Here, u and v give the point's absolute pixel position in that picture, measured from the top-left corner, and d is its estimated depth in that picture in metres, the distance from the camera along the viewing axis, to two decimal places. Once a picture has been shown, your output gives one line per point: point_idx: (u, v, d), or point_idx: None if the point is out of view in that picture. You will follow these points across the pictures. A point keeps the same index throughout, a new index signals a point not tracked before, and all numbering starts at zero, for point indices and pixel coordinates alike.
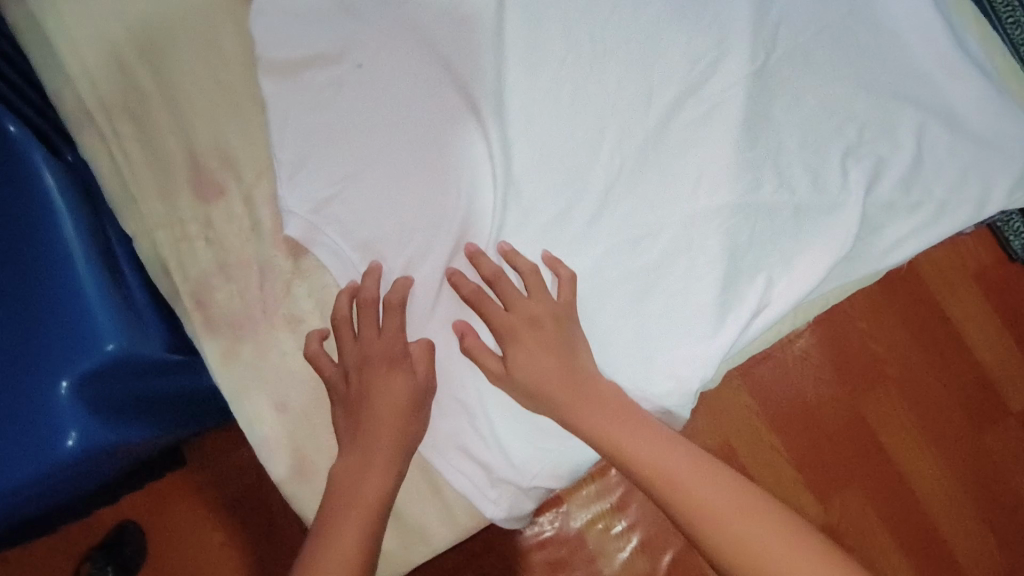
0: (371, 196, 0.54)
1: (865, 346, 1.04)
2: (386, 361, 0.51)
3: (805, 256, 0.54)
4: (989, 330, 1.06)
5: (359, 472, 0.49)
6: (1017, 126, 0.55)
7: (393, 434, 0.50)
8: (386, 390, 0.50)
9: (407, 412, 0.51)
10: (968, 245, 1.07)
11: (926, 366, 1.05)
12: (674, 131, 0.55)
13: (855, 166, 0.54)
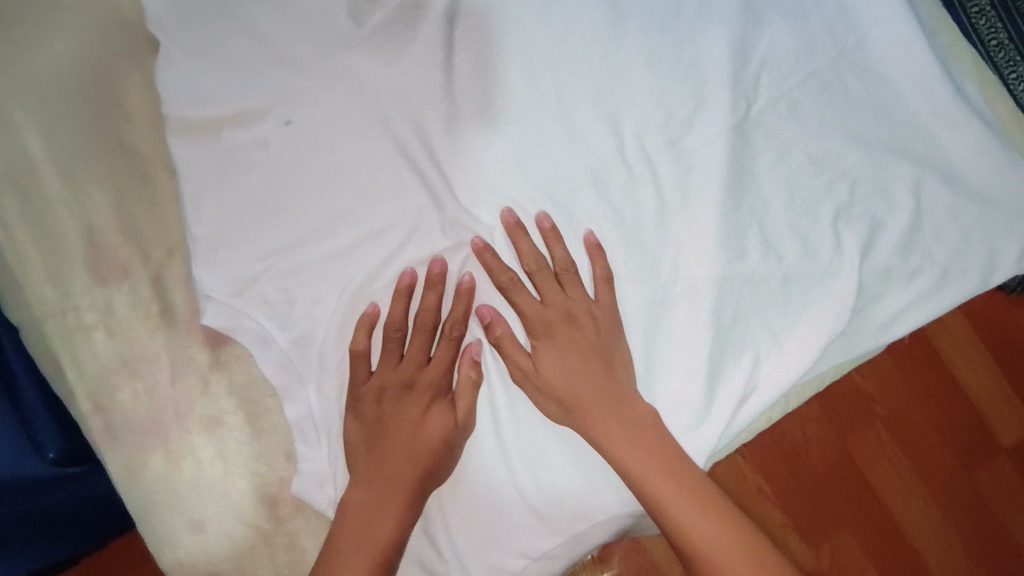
0: (304, 275, 0.47)
1: (851, 381, 0.96)
2: (428, 396, 0.46)
3: (797, 332, 0.48)
4: (980, 360, 0.96)
5: (368, 514, 0.43)
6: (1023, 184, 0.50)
7: (412, 478, 0.45)
8: (422, 425, 0.45)
9: (433, 455, 0.45)
10: None
11: (916, 402, 0.95)
12: (648, 193, 0.49)
13: (848, 229, 0.49)
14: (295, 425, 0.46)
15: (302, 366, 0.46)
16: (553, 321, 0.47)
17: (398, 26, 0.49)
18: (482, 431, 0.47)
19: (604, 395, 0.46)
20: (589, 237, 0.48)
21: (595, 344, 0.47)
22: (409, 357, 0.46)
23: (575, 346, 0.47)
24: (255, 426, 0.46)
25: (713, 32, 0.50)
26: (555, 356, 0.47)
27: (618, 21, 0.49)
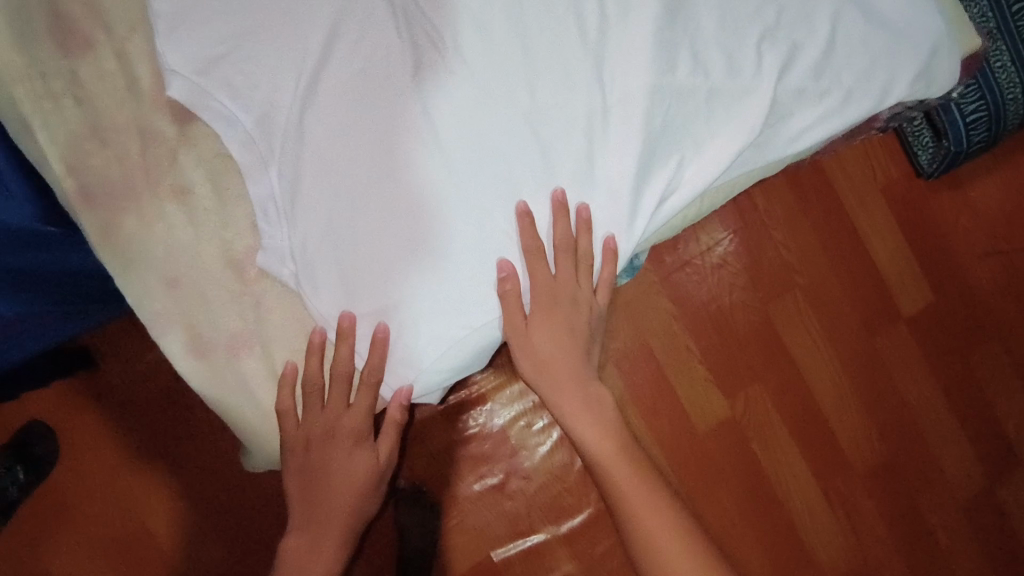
0: (263, 58, 0.49)
1: (778, 254, 1.10)
2: (352, 440, 0.54)
3: (716, 140, 0.54)
4: (890, 239, 1.12)
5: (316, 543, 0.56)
6: (925, 18, 0.55)
7: (347, 503, 0.56)
8: (351, 463, 0.55)
9: (364, 482, 0.56)
10: (879, 157, 1.12)
11: (833, 277, 1.11)
12: (593, 6, 0.52)
13: (771, 50, 0.53)
14: (256, 202, 0.50)
15: (263, 144, 0.50)
16: (493, 131, 0.51)
17: None
18: (432, 211, 0.50)
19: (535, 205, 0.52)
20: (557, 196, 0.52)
21: (529, 157, 0.52)
22: (334, 405, 0.53)
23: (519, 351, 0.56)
24: (221, 198, 0.50)
25: None
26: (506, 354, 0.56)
27: None
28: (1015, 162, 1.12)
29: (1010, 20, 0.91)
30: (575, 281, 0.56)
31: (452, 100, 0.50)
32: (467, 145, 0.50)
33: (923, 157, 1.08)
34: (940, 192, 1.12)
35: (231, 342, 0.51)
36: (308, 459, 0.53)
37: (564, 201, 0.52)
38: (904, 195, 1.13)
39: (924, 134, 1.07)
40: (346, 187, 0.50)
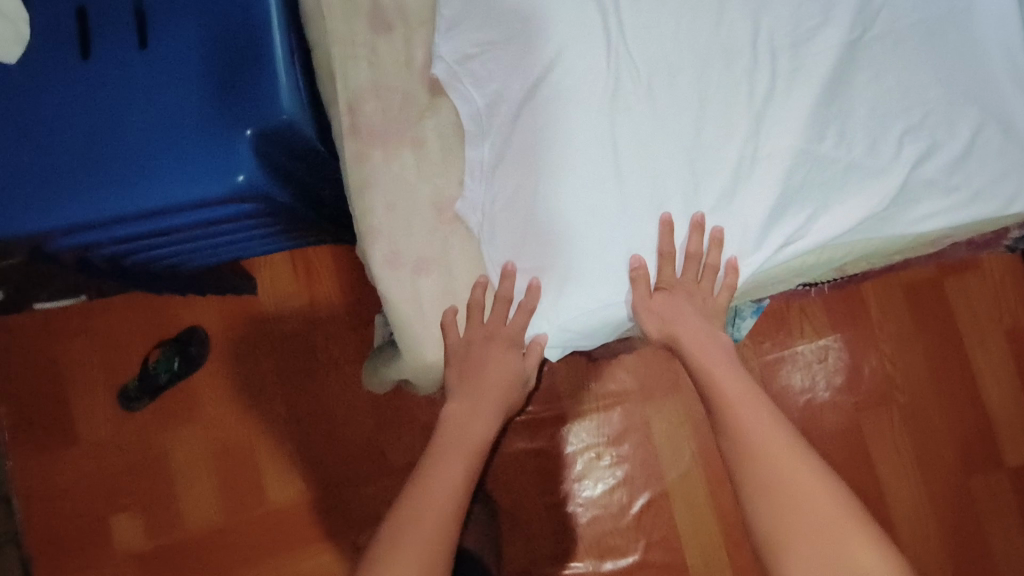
0: (503, 60, 0.64)
1: (882, 367, 1.14)
2: (504, 347, 0.65)
3: (845, 204, 0.64)
4: (1004, 385, 1.14)
5: (466, 424, 0.66)
6: None
7: (494, 397, 0.66)
8: (500, 364, 0.65)
9: (507, 385, 0.67)
10: (1009, 301, 1.15)
11: (934, 405, 1.13)
12: (766, 78, 0.65)
13: (911, 143, 0.63)
14: (467, 164, 0.65)
15: (485, 122, 0.65)
16: (659, 153, 0.64)
17: None
18: (597, 202, 0.62)
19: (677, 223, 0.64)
20: (696, 218, 0.63)
21: (685, 181, 0.64)
22: (493, 318, 0.64)
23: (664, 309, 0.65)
24: (443, 154, 0.66)
25: None
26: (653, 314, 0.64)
27: None
28: None
29: None
30: (694, 284, 0.66)
31: (634, 123, 0.64)
32: (637, 157, 0.64)
33: None
34: None
35: (418, 263, 0.64)
36: (466, 362, 0.65)
37: (701, 223, 0.63)
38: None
39: None
40: (536, 167, 0.63)
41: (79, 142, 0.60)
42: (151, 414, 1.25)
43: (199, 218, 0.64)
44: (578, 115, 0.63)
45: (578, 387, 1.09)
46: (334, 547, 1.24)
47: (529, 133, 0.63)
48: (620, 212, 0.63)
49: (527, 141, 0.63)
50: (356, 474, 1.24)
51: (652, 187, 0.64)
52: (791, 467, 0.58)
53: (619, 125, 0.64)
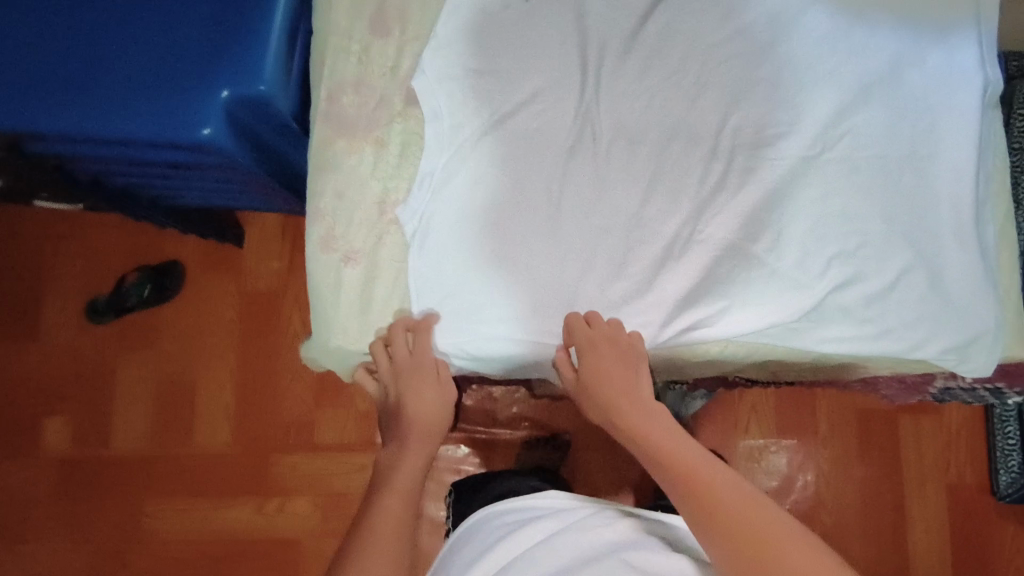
0: (479, 90, 0.68)
1: (814, 485, 1.13)
2: (419, 375, 0.67)
3: (760, 309, 0.65)
4: (934, 538, 1.12)
5: (398, 456, 0.66)
6: (984, 309, 0.63)
7: (424, 430, 0.68)
8: (420, 395, 0.67)
9: (432, 419, 0.68)
10: (959, 456, 1.14)
11: (857, 537, 1.12)
12: (722, 170, 0.67)
13: (838, 268, 0.65)
14: (419, 175, 0.68)
15: (445, 139, 0.68)
16: (598, 211, 0.67)
17: None
18: (524, 239, 0.67)
19: (600, 282, 0.66)
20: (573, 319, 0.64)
21: (620, 244, 0.67)
22: (416, 350, 0.66)
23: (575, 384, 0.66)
24: (401, 159, 0.69)
25: (822, 91, 0.67)
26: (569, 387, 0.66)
27: (771, 49, 0.68)
28: None
29: None
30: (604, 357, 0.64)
31: (582, 179, 0.67)
32: (575, 210, 0.67)
33: (1003, 478, 1.09)
34: (1002, 521, 1.12)
35: (351, 253, 0.67)
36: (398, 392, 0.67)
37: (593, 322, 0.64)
38: (968, 504, 1.13)
39: (1013, 457, 1.08)
40: (480, 193, 0.67)
41: (73, 64, 0.65)
42: (113, 333, 1.30)
43: (162, 157, 0.68)
44: (532, 155, 0.67)
45: (514, 416, 1.11)
46: (241, 505, 1.26)
47: (481, 162, 0.67)
48: (545, 256, 0.67)
49: (478, 168, 0.67)
50: (283, 442, 1.27)
51: (582, 242, 0.67)
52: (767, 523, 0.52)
53: (565, 175, 0.67)
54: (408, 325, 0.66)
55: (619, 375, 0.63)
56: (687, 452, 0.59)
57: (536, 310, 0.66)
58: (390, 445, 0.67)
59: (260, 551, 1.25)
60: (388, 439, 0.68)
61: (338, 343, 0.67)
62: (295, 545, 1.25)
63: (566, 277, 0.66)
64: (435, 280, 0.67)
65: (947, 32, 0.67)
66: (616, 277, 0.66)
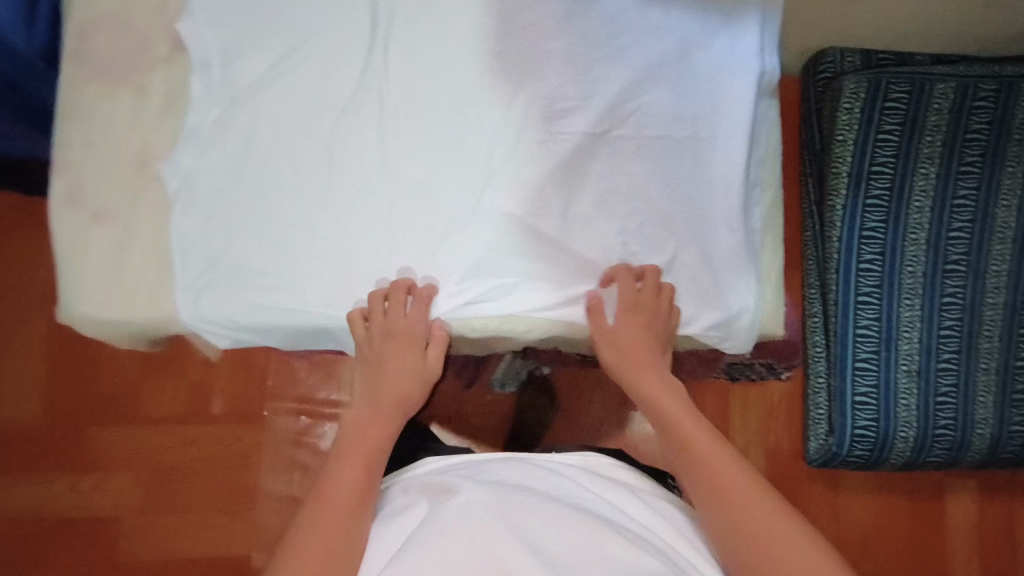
0: (255, 40, 0.63)
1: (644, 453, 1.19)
2: (404, 342, 0.68)
3: (544, 286, 0.65)
4: None
5: (366, 423, 0.70)
6: (747, 285, 0.67)
7: (395, 397, 0.71)
8: (399, 360, 0.70)
9: (410, 384, 0.71)
10: (778, 425, 1.22)
11: None
12: (512, 142, 0.65)
13: (618, 246, 0.67)
14: (185, 129, 0.62)
15: (214, 91, 0.63)
16: (381, 179, 0.64)
17: None
18: (303, 205, 0.63)
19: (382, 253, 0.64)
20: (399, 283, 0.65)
21: (402, 214, 0.64)
22: (407, 315, 0.66)
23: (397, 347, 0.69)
24: (164, 108, 0.63)
25: (614, 67, 0.67)
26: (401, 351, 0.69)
27: (568, 21, 0.67)
28: (889, 496, 1.23)
29: (932, 356, 1.02)
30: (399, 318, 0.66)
31: (365, 144, 0.64)
32: (357, 177, 0.64)
33: (812, 445, 1.13)
34: (809, 482, 1.22)
35: (100, 210, 0.61)
36: (374, 358, 0.70)
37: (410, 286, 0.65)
38: (782, 469, 1.22)
39: (821, 425, 1.12)
40: (255, 153, 0.63)
41: None
42: None
43: None
44: (314, 116, 0.64)
45: None
46: (51, 482, 1.16)
47: (257, 119, 0.63)
48: (326, 224, 0.63)
49: (253, 126, 0.63)
50: (99, 414, 1.17)
51: (364, 211, 0.64)
52: (740, 483, 0.60)
53: (347, 138, 0.64)
54: (409, 288, 0.65)
55: (635, 331, 0.68)
56: (721, 454, 0.63)
57: (315, 279, 0.64)
58: (363, 408, 0.71)
59: (75, 530, 1.16)
60: (364, 401, 0.72)
61: (79, 311, 0.60)
62: (114, 523, 1.17)
63: (346, 247, 0.64)
64: (200, 244, 0.62)
65: (733, 18, 0.68)
66: (398, 248, 0.65)
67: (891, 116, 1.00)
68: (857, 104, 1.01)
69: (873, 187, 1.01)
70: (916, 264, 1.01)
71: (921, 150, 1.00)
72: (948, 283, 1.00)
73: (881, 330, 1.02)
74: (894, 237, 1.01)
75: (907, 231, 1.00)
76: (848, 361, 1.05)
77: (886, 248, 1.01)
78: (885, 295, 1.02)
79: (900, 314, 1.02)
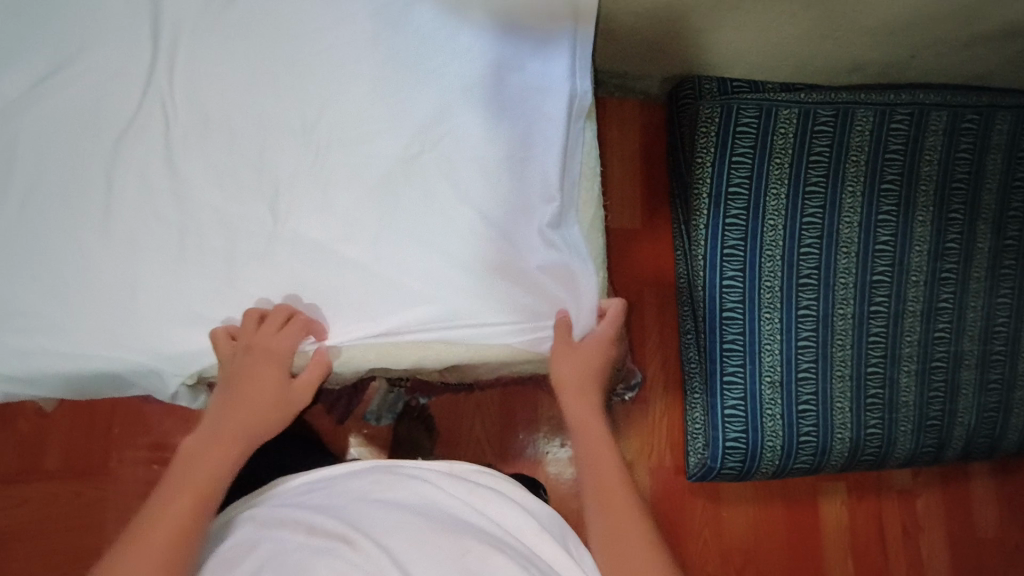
0: (18, 63, 0.58)
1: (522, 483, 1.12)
2: (267, 355, 0.59)
3: (353, 316, 0.62)
4: None
5: (206, 449, 0.57)
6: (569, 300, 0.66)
7: (246, 424, 0.59)
8: (258, 375, 0.60)
9: (269, 409, 0.60)
10: (661, 442, 1.15)
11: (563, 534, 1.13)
12: (314, 165, 0.62)
13: (434, 271, 0.63)
14: None
15: None
16: (168, 206, 0.59)
17: None
18: (74, 238, 0.57)
19: (171, 286, 0.59)
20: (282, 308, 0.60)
21: (192, 243, 0.59)
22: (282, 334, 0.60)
23: (265, 365, 0.60)
24: None
25: (423, 91, 0.65)
26: (265, 371, 0.60)
27: (375, 43, 0.65)
28: (772, 509, 1.15)
29: (793, 367, 0.96)
30: (256, 333, 0.59)
31: (146, 170, 0.59)
32: (137, 206, 0.58)
33: (692, 459, 1.05)
34: (696, 500, 1.14)
35: None
36: (231, 376, 0.59)
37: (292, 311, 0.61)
38: (668, 490, 1.15)
39: (698, 437, 1.05)
40: (17, 182, 0.58)
41: None
42: None
43: None
44: (87, 141, 0.59)
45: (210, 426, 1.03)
46: None
47: (20, 146, 0.58)
48: (105, 257, 0.58)
49: (16, 153, 0.58)
50: None
51: (149, 243, 0.59)
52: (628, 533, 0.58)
53: (127, 164, 0.59)
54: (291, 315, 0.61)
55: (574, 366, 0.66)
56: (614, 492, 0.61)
57: (91, 319, 0.57)
58: (202, 435, 0.58)
59: None
60: (204, 430, 0.59)
61: None
62: None
63: (127, 282, 0.58)
64: None
65: (543, 43, 0.68)
66: (187, 281, 0.59)
67: (738, 139, 0.96)
68: (713, 126, 0.97)
69: (730, 206, 0.96)
70: (774, 274, 0.96)
71: (771, 171, 0.96)
72: (803, 292, 0.96)
73: (743, 344, 0.97)
74: (752, 249, 0.96)
75: (764, 248, 0.96)
76: (717, 376, 0.98)
77: (744, 258, 0.96)
78: (745, 308, 0.96)
79: (762, 327, 0.96)
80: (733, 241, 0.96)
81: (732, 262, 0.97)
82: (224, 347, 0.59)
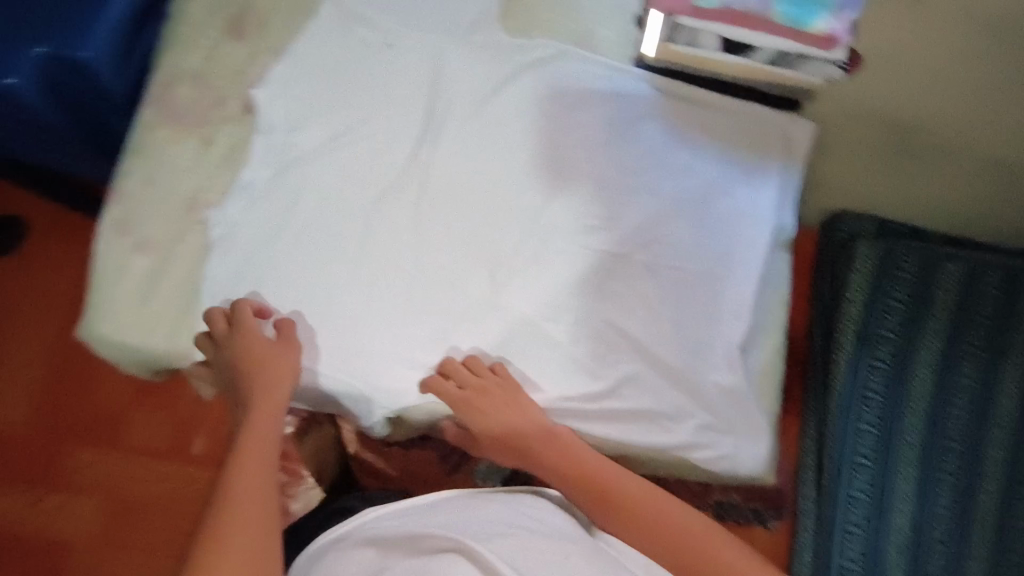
0: (318, 116, 0.68)
1: None
2: (261, 356, 0.63)
3: (542, 387, 0.68)
4: None
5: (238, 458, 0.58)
6: (746, 419, 0.68)
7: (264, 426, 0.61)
8: (253, 378, 0.63)
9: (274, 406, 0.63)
10: None
11: None
12: (534, 248, 0.69)
13: (621, 364, 0.68)
14: (239, 182, 0.67)
15: (268, 151, 0.68)
16: (409, 258, 0.67)
17: (483, 58, 0.72)
18: (329, 271, 0.66)
19: (396, 328, 0.66)
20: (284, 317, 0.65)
21: (421, 295, 0.67)
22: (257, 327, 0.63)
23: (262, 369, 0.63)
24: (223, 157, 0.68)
25: (641, 198, 0.71)
26: (262, 370, 0.63)
27: (608, 149, 0.72)
28: None
29: (922, 538, 0.83)
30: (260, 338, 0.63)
31: (398, 225, 0.68)
32: (385, 254, 0.67)
33: None
34: None
35: (143, 240, 0.65)
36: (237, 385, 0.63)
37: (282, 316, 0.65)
38: None
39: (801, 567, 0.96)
40: (294, 215, 0.67)
41: None
42: None
43: None
44: (357, 192, 0.68)
45: None
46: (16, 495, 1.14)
47: (304, 186, 0.67)
48: (349, 293, 0.66)
49: (299, 191, 0.67)
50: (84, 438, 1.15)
51: (387, 287, 0.67)
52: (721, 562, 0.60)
53: (384, 217, 0.68)
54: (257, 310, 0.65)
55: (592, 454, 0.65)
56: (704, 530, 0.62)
57: (327, 343, 0.66)
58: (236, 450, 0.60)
59: (26, 551, 1.12)
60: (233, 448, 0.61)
61: (101, 333, 0.64)
62: (68, 552, 1.11)
63: (363, 318, 0.66)
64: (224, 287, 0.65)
65: (756, 173, 0.73)
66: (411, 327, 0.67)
67: (892, 292, 0.85)
68: (885, 265, 0.85)
69: (877, 349, 0.85)
70: (917, 431, 0.84)
71: (931, 317, 0.83)
72: (947, 458, 0.82)
73: (862, 496, 0.86)
74: (894, 398, 0.84)
75: (907, 400, 0.84)
76: (836, 524, 0.88)
77: (882, 404, 0.85)
78: (878, 461, 0.85)
79: (894, 488, 0.84)
80: (876, 385, 0.85)
81: (868, 407, 0.85)
82: (206, 350, 0.64)
